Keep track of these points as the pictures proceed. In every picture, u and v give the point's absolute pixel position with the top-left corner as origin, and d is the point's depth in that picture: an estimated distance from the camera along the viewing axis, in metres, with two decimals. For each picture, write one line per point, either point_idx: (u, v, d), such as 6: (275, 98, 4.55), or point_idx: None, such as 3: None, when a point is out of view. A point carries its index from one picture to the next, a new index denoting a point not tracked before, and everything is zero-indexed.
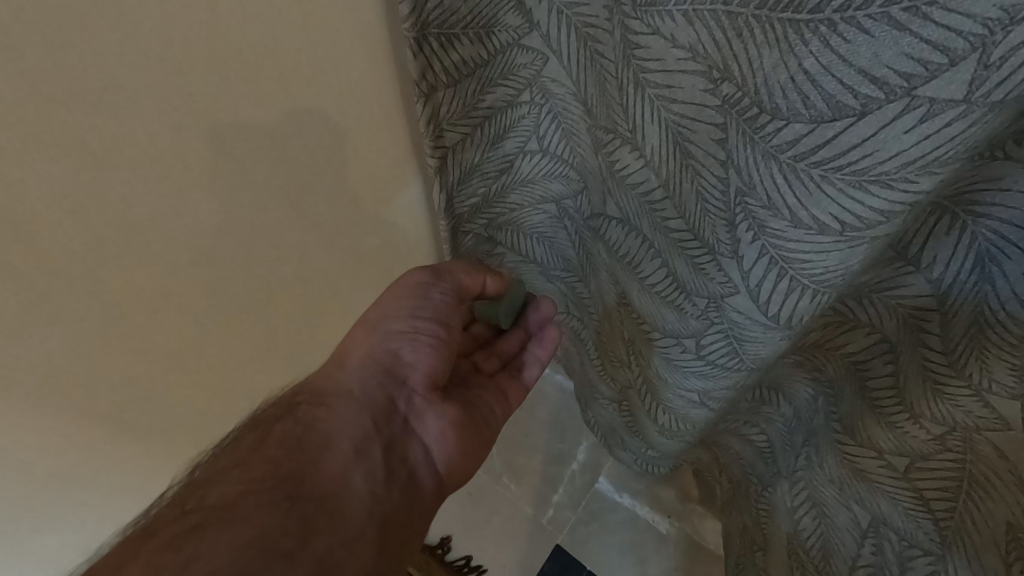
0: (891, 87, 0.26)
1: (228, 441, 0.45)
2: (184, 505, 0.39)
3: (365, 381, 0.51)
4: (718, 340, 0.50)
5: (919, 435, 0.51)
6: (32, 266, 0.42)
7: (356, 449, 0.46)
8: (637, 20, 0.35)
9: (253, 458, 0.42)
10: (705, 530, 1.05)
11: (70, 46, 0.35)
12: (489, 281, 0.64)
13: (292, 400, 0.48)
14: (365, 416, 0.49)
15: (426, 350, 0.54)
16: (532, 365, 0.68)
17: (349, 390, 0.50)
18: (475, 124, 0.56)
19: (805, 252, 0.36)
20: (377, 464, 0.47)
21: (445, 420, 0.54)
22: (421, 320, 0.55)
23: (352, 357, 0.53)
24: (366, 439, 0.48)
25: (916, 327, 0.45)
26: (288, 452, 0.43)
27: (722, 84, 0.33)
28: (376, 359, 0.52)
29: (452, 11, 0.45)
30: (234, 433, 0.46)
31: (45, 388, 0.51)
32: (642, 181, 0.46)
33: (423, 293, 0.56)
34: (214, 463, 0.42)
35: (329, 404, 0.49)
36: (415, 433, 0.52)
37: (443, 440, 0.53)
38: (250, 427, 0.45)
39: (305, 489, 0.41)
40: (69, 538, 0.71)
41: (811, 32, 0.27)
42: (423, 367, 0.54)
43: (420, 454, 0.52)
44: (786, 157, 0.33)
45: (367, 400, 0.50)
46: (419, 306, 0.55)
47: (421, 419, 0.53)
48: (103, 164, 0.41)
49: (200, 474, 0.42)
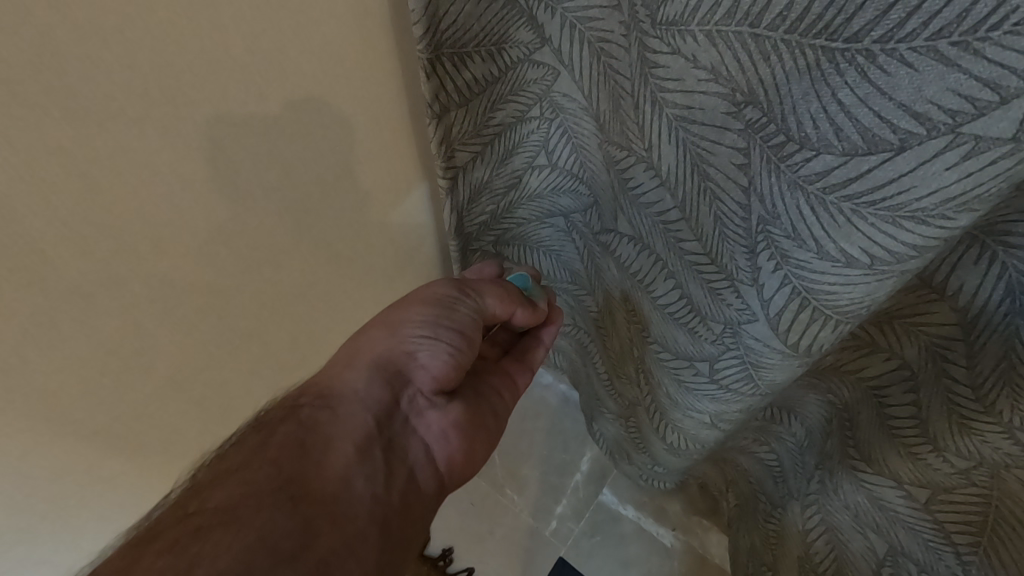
0: (935, 123, 0.25)
1: (229, 442, 0.42)
2: (187, 508, 0.37)
3: (371, 380, 0.48)
4: (733, 365, 0.49)
5: (943, 468, 0.51)
6: (25, 290, 0.41)
7: (358, 451, 0.44)
8: (657, 40, 0.34)
9: (254, 461, 0.39)
10: (711, 543, 1.04)
11: (65, 68, 0.34)
12: (520, 313, 0.59)
13: (296, 400, 0.46)
14: (367, 415, 0.46)
15: (445, 355, 0.51)
16: (538, 349, 0.65)
17: (355, 390, 0.47)
18: (486, 140, 0.55)
19: (830, 284, 0.35)
20: (377, 468, 0.44)
21: (449, 422, 0.51)
22: (444, 328, 0.51)
23: (364, 354, 0.50)
24: (369, 440, 0.45)
25: (940, 356, 0.44)
26: (288, 455, 0.40)
27: (746, 108, 0.32)
28: (388, 358, 0.49)
29: (464, 31, 0.44)
30: (234, 434, 0.43)
31: (41, 407, 0.50)
32: (657, 201, 0.44)
33: (449, 306, 0.53)
34: (217, 465, 0.40)
35: (333, 405, 0.46)
36: (417, 433, 0.49)
37: (444, 441, 0.50)
38: (252, 428, 0.43)
39: (305, 493, 0.39)
40: (65, 554, 0.69)
41: (846, 62, 0.26)
42: (434, 370, 0.50)
43: (421, 454, 0.48)
44: (815, 188, 0.31)
45: (372, 399, 0.47)
46: (442, 316, 0.52)
47: (425, 420, 0.50)
48: (101, 186, 0.40)
49: (202, 475, 0.40)
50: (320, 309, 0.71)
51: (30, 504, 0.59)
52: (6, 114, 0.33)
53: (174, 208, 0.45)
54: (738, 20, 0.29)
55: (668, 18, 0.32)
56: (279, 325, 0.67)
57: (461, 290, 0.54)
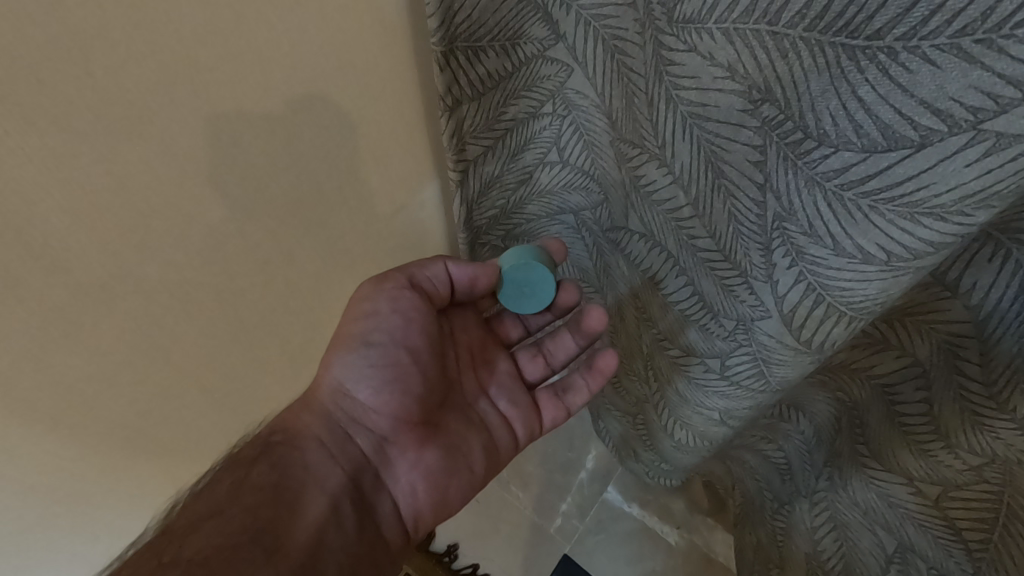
0: (956, 120, 0.25)
1: (205, 482, 0.46)
2: (162, 557, 0.39)
3: (332, 427, 0.53)
4: (744, 362, 0.49)
5: (955, 465, 0.51)
6: (36, 274, 0.41)
7: (328, 501, 0.50)
8: (673, 37, 0.34)
9: (231, 507, 0.44)
10: (715, 541, 1.05)
11: (84, 51, 0.34)
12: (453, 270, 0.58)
13: (268, 438, 0.51)
14: (335, 467, 0.52)
15: (387, 389, 0.53)
16: (579, 391, 0.68)
17: (319, 436, 0.52)
18: (498, 136, 0.55)
19: (845, 280, 0.35)
20: (348, 518, 0.50)
21: (417, 470, 0.55)
22: (372, 345, 0.53)
23: (319, 399, 0.54)
24: (339, 490, 0.51)
25: (953, 354, 0.44)
26: (264, 502, 0.45)
27: (762, 105, 0.32)
28: (341, 405, 0.54)
29: (479, 25, 0.44)
30: (208, 474, 0.47)
31: (53, 397, 0.50)
32: (669, 199, 0.44)
33: (369, 308, 0.54)
34: (191, 511, 0.44)
35: (302, 448, 0.52)
36: (386, 486, 0.55)
37: (412, 493, 0.56)
38: (228, 468, 0.47)
39: (278, 541, 0.44)
40: (77, 551, 0.69)
41: (867, 59, 0.26)
42: (387, 411, 0.54)
43: (388, 506, 0.55)
44: (832, 185, 0.32)
45: (338, 449, 0.53)
46: (372, 327, 0.53)
47: (392, 470, 0.55)
48: (117, 174, 0.40)
49: (177, 520, 0.43)
50: (332, 305, 0.71)
51: (41, 497, 0.59)
52: (10, 94, 0.33)
53: (189, 199, 0.45)
54: (757, 18, 0.29)
55: (685, 16, 0.32)
56: (289, 320, 0.67)
57: (381, 283, 0.54)
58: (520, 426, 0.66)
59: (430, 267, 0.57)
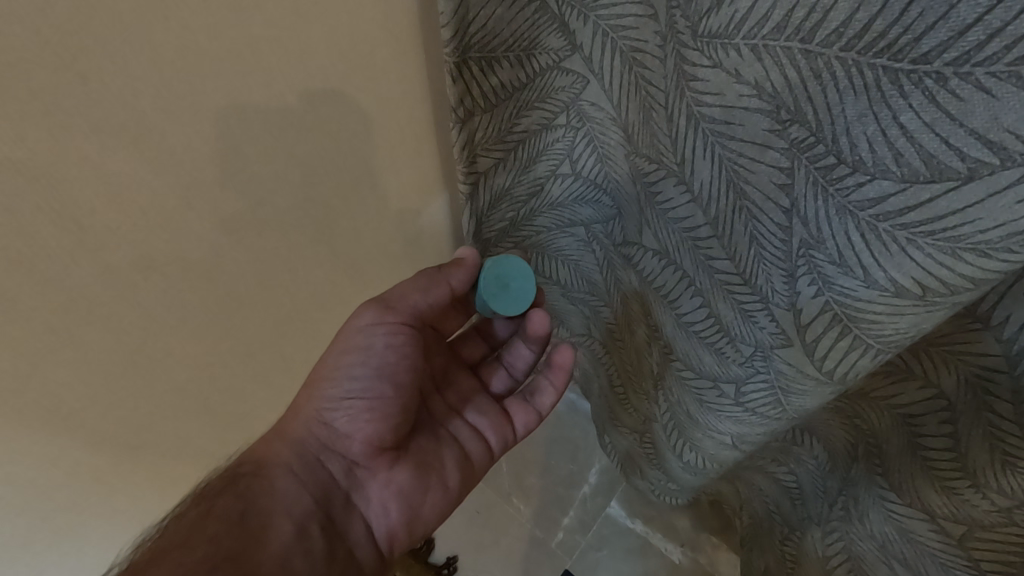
0: (1010, 153, 0.23)
1: (170, 516, 0.45)
2: None
3: (302, 456, 0.53)
4: (761, 389, 0.47)
5: (983, 506, 0.48)
6: (28, 290, 0.39)
7: (295, 527, 0.49)
8: (697, 52, 0.32)
9: (195, 536, 0.42)
10: (719, 561, 1.03)
11: (81, 66, 0.32)
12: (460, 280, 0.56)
13: (235, 471, 0.50)
14: (304, 493, 0.51)
15: (363, 418, 0.53)
16: (545, 393, 0.68)
17: (288, 463, 0.52)
18: (510, 148, 0.53)
19: (875, 313, 0.33)
20: (315, 543, 0.50)
21: (389, 490, 0.56)
22: (359, 379, 0.53)
23: (293, 429, 0.54)
24: (307, 515, 0.51)
25: (982, 388, 0.42)
26: (228, 530, 0.44)
27: (791, 126, 0.30)
28: (314, 432, 0.54)
29: (494, 35, 0.42)
30: (172, 508, 0.46)
31: (44, 411, 0.48)
32: (687, 217, 0.43)
33: (365, 340, 0.54)
34: (155, 543, 0.42)
35: (270, 477, 0.51)
36: (358, 508, 0.55)
37: (383, 512, 0.56)
38: (193, 500, 0.46)
39: (241, 568, 0.42)
40: (68, 564, 0.67)
41: (911, 84, 0.25)
42: (360, 437, 0.54)
43: (361, 530, 0.55)
44: (866, 215, 0.30)
45: (308, 474, 0.52)
46: (360, 360, 0.53)
47: (363, 493, 0.55)
48: (114, 188, 0.38)
49: (142, 554, 0.41)
50: (334, 313, 0.70)
51: (35, 513, 0.57)
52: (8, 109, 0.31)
53: (188, 211, 0.44)
54: (789, 35, 0.27)
55: (711, 30, 0.31)
56: (290, 330, 0.65)
57: (382, 312, 0.54)
58: (494, 435, 0.66)
59: (431, 291, 0.55)
